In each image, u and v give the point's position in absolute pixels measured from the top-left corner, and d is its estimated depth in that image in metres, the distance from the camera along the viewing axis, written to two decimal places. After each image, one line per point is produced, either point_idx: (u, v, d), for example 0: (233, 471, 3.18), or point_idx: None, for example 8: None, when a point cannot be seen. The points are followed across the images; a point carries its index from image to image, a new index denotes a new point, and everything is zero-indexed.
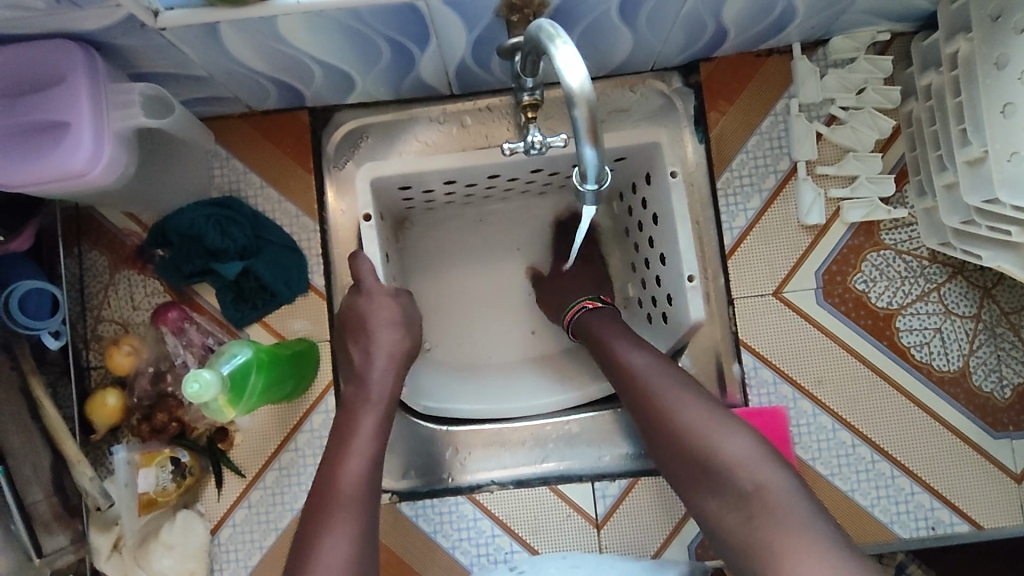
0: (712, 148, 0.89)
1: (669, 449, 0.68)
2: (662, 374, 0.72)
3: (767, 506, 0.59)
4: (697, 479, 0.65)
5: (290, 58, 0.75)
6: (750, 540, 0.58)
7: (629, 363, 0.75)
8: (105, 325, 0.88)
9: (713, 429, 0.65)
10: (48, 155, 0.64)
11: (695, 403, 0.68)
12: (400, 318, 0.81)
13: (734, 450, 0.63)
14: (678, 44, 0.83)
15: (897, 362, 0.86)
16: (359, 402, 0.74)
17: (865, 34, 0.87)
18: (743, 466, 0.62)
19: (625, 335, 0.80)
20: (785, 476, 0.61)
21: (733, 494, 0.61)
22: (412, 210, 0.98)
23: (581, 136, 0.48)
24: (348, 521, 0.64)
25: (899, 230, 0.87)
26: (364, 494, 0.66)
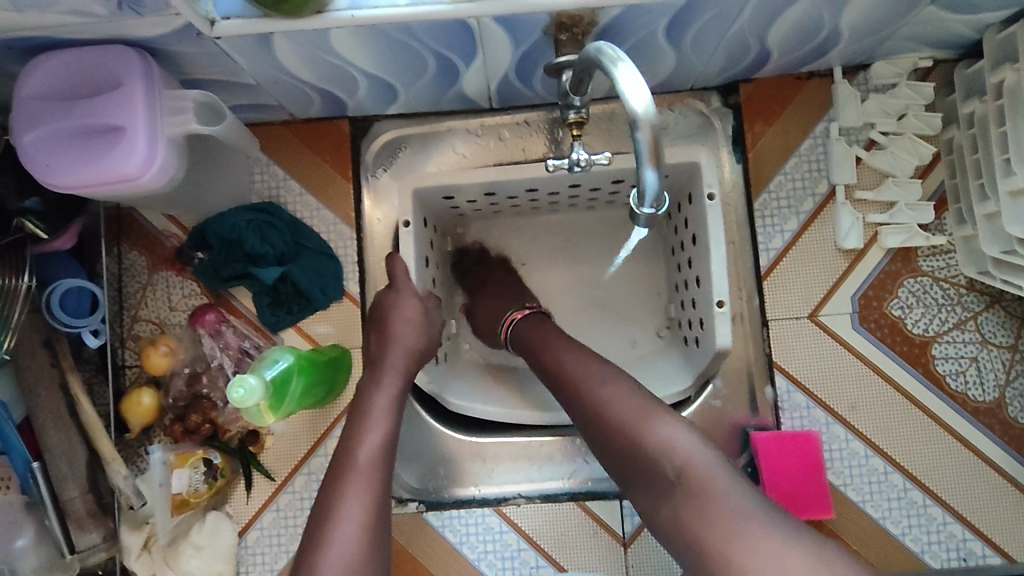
0: (749, 169, 0.89)
1: (600, 443, 0.66)
2: (589, 366, 0.70)
3: (701, 491, 0.56)
4: (632, 470, 0.62)
5: (337, 69, 0.76)
6: (685, 530, 0.56)
7: (559, 360, 0.73)
8: (142, 324, 0.89)
9: (642, 415, 0.63)
10: (102, 158, 0.66)
11: (623, 391, 0.66)
12: (422, 318, 0.83)
13: (665, 435, 0.61)
14: (719, 65, 0.84)
15: (932, 390, 0.85)
16: (375, 382, 0.77)
17: (907, 59, 0.86)
18: (670, 449, 0.60)
19: (557, 332, 0.78)
20: (716, 461, 0.59)
21: (663, 483, 0.59)
22: (462, 216, 0.99)
23: (643, 158, 0.48)
24: (359, 497, 0.65)
25: (937, 257, 0.86)
26: (377, 471, 0.68)
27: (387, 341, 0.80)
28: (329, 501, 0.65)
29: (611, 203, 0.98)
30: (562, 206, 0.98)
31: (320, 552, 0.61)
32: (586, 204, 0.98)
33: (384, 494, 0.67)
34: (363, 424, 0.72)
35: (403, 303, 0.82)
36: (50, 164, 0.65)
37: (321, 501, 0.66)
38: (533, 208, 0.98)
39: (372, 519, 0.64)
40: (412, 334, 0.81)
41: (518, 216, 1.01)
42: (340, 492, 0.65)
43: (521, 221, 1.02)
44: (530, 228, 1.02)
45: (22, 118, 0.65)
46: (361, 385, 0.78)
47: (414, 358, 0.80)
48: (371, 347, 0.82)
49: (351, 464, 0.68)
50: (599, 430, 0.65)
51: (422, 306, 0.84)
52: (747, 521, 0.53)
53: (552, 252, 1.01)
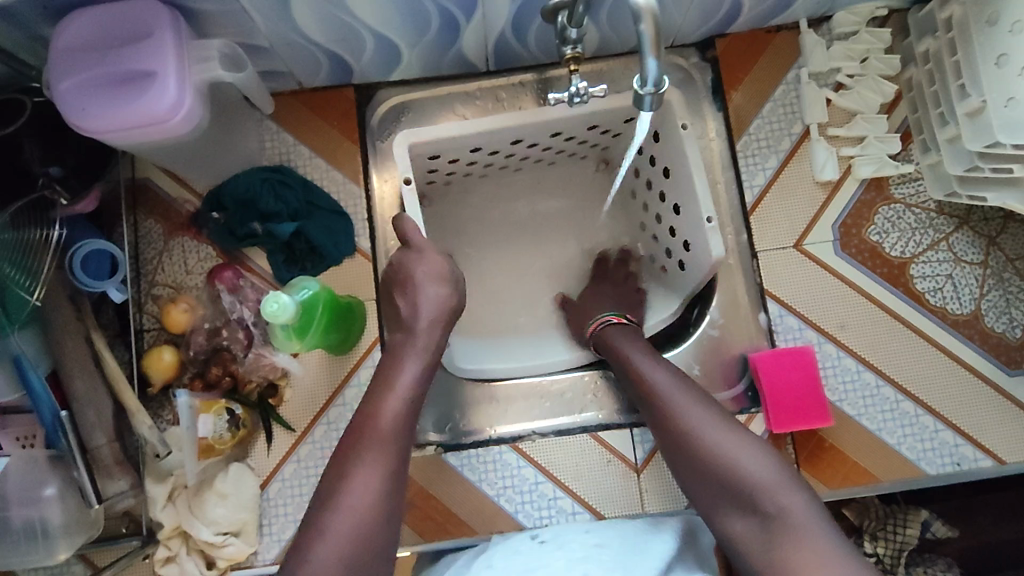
0: (730, 116, 0.96)
1: (691, 468, 0.71)
2: (683, 389, 0.76)
3: (791, 529, 0.63)
4: (715, 496, 0.69)
5: (349, 28, 0.82)
6: (770, 559, 0.63)
7: (649, 378, 0.78)
8: (159, 288, 0.92)
9: (732, 450, 0.69)
10: (137, 100, 0.70)
11: (721, 426, 0.71)
12: (448, 273, 0.83)
13: (757, 471, 0.67)
14: (696, 18, 0.91)
15: (913, 306, 0.91)
16: (407, 343, 0.80)
17: (865, 8, 0.94)
18: (769, 492, 0.66)
19: (646, 351, 0.83)
20: (807, 501, 0.66)
21: (757, 517, 0.65)
22: (433, 185, 1.02)
23: (646, 47, 0.55)
24: (374, 463, 0.71)
25: (907, 185, 0.93)
26: (394, 440, 0.74)
27: (415, 296, 0.82)
28: (346, 463, 0.72)
29: (571, 156, 1.04)
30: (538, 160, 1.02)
31: (329, 511, 0.68)
32: (550, 159, 1.03)
33: (401, 459, 0.73)
34: (387, 389, 0.78)
35: (427, 259, 0.82)
36: (86, 108, 0.69)
37: (340, 460, 0.72)
38: (503, 169, 1.02)
39: (387, 480, 0.71)
40: (440, 292, 0.82)
41: (486, 180, 1.05)
42: (358, 455, 0.71)
43: (496, 183, 1.07)
44: (499, 191, 1.07)
45: (56, 66, 0.69)
46: (395, 346, 0.81)
47: (444, 315, 0.82)
48: (398, 304, 0.83)
49: (370, 428, 0.74)
50: (693, 455, 0.71)
51: (445, 262, 0.84)
52: (833, 564, 0.60)
53: (535, 211, 1.08)
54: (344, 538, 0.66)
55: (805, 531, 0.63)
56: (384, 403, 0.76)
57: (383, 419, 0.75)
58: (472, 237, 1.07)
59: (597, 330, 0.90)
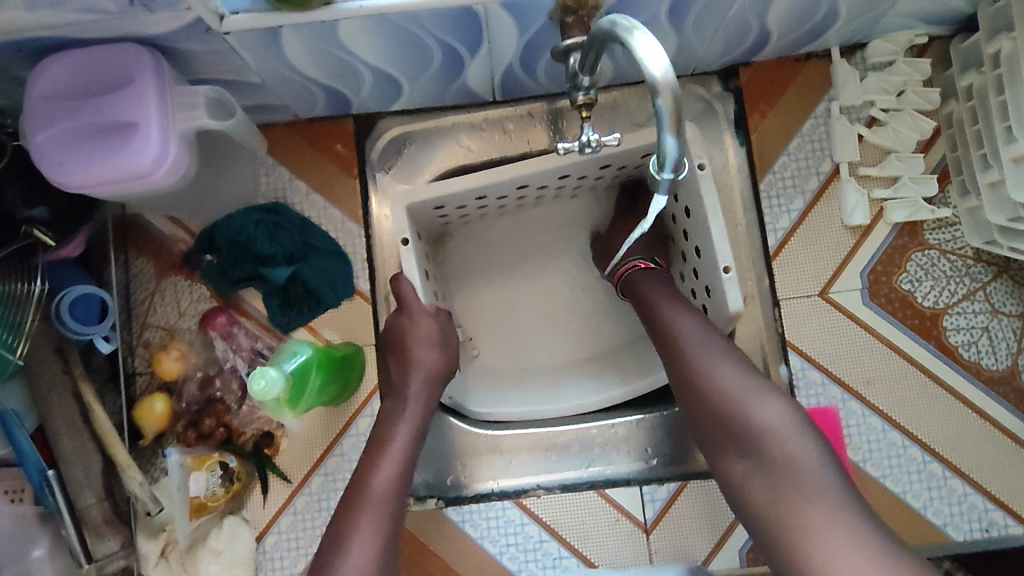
0: (753, 151, 0.90)
1: (703, 414, 0.68)
2: (703, 333, 0.73)
3: (796, 481, 0.60)
4: (722, 439, 0.66)
5: (343, 64, 0.76)
6: (773, 510, 0.60)
7: (671, 322, 0.75)
8: (151, 331, 0.88)
9: (745, 395, 0.66)
10: (116, 155, 0.66)
11: (736, 371, 0.68)
12: (439, 337, 0.83)
13: (768, 418, 0.64)
14: (719, 48, 0.84)
15: (946, 361, 0.85)
16: (396, 409, 0.79)
17: (903, 36, 0.88)
18: (779, 437, 0.63)
19: (670, 294, 0.79)
20: (819, 449, 0.62)
21: (763, 463, 0.62)
22: (449, 225, 0.97)
23: (665, 124, 0.49)
24: (373, 528, 0.66)
25: (943, 230, 0.87)
26: (390, 502, 0.69)
27: (407, 363, 0.81)
28: (343, 530, 0.66)
29: (593, 189, 0.97)
30: (556, 196, 0.96)
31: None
32: (569, 194, 0.97)
33: (396, 522, 0.69)
34: (380, 453, 0.74)
35: (419, 325, 0.82)
36: (63, 163, 0.66)
37: (337, 525, 0.67)
38: (519, 207, 0.97)
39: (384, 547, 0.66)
40: (433, 357, 0.82)
41: (502, 216, 1.00)
42: (353, 519, 0.67)
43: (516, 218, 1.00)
44: (519, 226, 1.00)
45: (32, 116, 0.65)
46: (383, 412, 0.80)
47: (434, 379, 0.81)
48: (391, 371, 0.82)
49: (365, 494, 0.69)
50: (705, 399, 0.68)
51: (437, 323, 0.83)
52: (837, 522, 0.56)
53: (555, 246, 1.00)
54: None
55: (811, 492, 0.59)
56: (378, 467, 0.72)
57: (379, 482, 0.70)
58: (485, 277, 1.00)
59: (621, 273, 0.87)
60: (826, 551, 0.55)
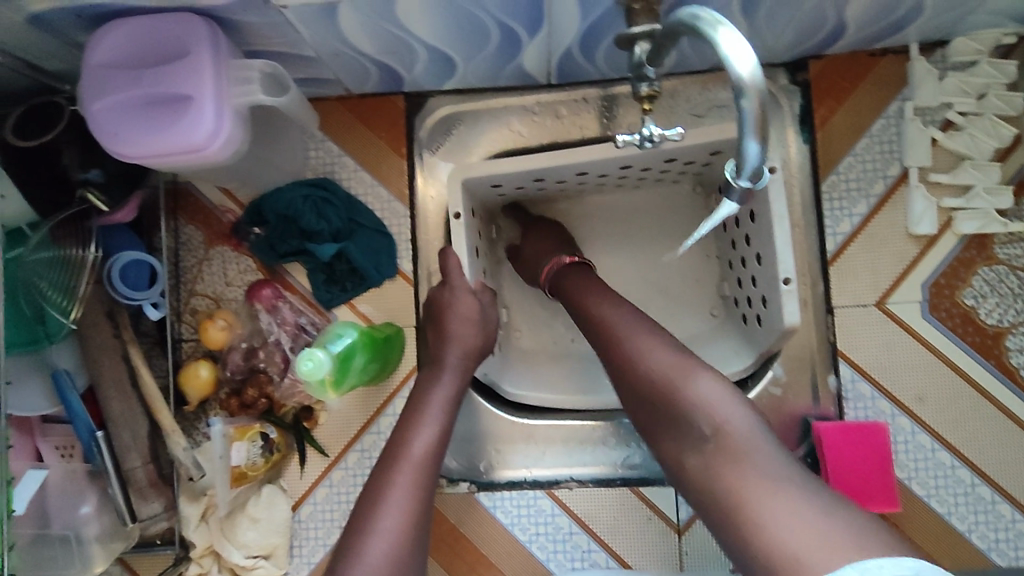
0: (817, 150, 0.86)
1: (634, 396, 0.67)
2: (631, 314, 0.72)
3: (731, 451, 0.58)
4: (654, 417, 0.64)
5: (399, 41, 0.74)
6: (711, 484, 0.58)
7: (595, 309, 0.74)
8: (199, 298, 0.90)
9: (680, 370, 0.64)
10: (172, 127, 0.66)
11: (662, 349, 0.66)
12: (480, 317, 0.83)
13: (703, 393, 0.61)
14: (790, 39, 0.80)
15: (1004, 382, 0.82)
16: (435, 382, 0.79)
17: (989, 36, 0.82)
18: (707, 410, 0.61)
19: (597, 287, 0.78)
20: (747, 418, 0.60)
21: (697, 438, 0.60)
22: (507, 203, 0.97)
23: (748, 128, 0.46)
24: (407, 489, 0.67)
25: (1014, 245, 0.83)
26: (426, 468, 0.70)
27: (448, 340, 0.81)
28: (378, 489, 0.68)
29: (660, 180, 0.94)
30: (615, 186, 0.94)
31: (365, 534, 0.64)
32: (632, 184, 0.94)
33: (430, 489, 0.69)
34: (416, 421, 0.74)
35: (461, 302, 0.82)
36: (118, 134, 0.66)
37: (369, 491, 0.68)
38: (578, 191, 0.95)
39: (418, 512, 0.67)
40: (474, 336, 0.82)
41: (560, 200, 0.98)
42: (389, 480, 0.68)
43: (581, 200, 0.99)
44: (576, 210, 0.99)
45: (91, 85, 0.65)
46: (422, 380, 0.80)
47: (472, 357, 0.81)
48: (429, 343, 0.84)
49: (403, 457, 0.70)
50: (633, 380, 0.67)
51: (478, 303, 0.83)
52: (773, 485, 0.54)
53: (609, 236, 0.98)
54: (379, 559, 0.62)
55: (742, 454, 0.57)
56: (415, 434, 0.72)
57: (417, 447, 0.71)
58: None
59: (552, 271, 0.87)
60: (763, 518, 0.52)
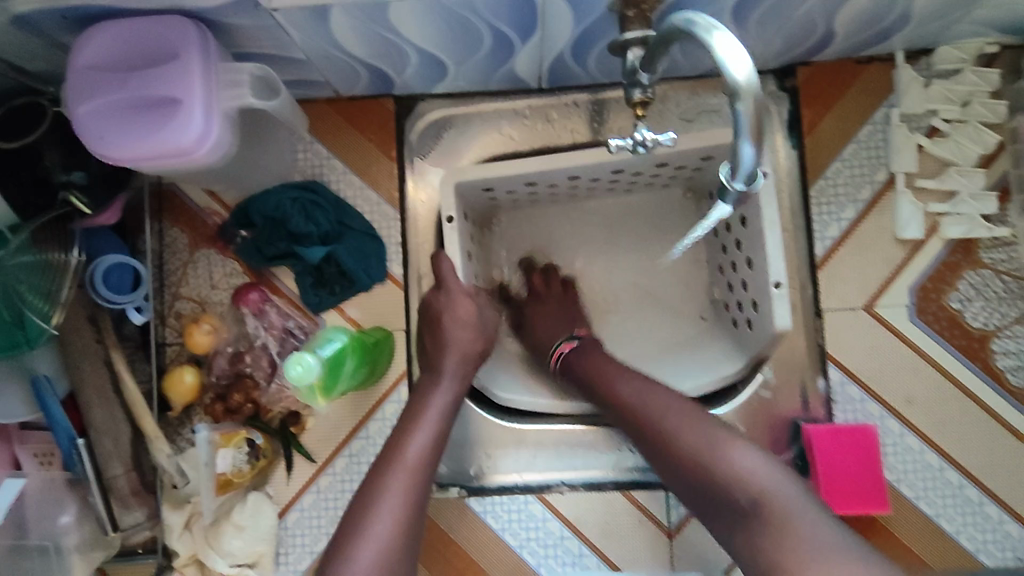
0: (805, 155, 0.87)
1: (673, 476, 0.66)
2: (664, 393, 0.71)
3: (775, 522, 0.56)
4: (696, 495, 0.63)
5: (390, 44, 0.74)
6: (762, 556, 0.56)
7: (616, 390, 0.73)
8: (183, 302, 0.88)
9: (715, 444, 0.63)
10: (159, 130, 0.64)
11: (692, 421, 0.66)
12: (476, 322, 0.82)
13: (739, 463, 0.60)
14: (779, 47, 0.81)
15: (991, 385, 0.83)
16: (431, 386, 0.78)
17: (973, 44, 0.84)
18: (747, 481, 0.60)
19: (612, 365, 0.77)
20: (787, 485, 0.59)
21: (739, 513, 0.59)
22: (497, 206, 0.96)
23: (743, 132, 0.46)
24: (400, 492, 0.67)
25: (999, 249, 0.84)
26: (421, 472, 0.70)
27: (442, 343, 0.81)
28: (371, 493, 0.67)
29: (650, 184, 0.94)
30: (608, 190, 0.94)
31: (355, 537, 0.63)
32: (623, 189, 0.94)
33: (424, 493, 0.69)
34: (411, 426, 0.74)
35: (457, 305, 0.82)
36: (103, 136, 0.64)
37: (362, 494, 0.68)
38: (571, 196, 0.95)
39: (409, 518, 0.66)
40: (468, 339, 0.81)
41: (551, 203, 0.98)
42: (381, 483, 0.68)
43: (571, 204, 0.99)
44: (566, 213, 0.99)
45: (76, 87, 0.63)
46: (419, 385, 0.79)
47: (469, 361, 0.81)
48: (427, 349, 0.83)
49: (398, 461, 0.69)
50: (669, 463, 0.66)
51: (476, 305, 0.83)
52: (825, 556, 0.53)
53: (599, 240, 0.98)
54: (366, 566, 0.62)
55: (786, 521, 0.56)
56: (411, 437, 0.72)
57: (412, 451, 0.71)
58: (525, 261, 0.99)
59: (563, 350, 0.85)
60: None
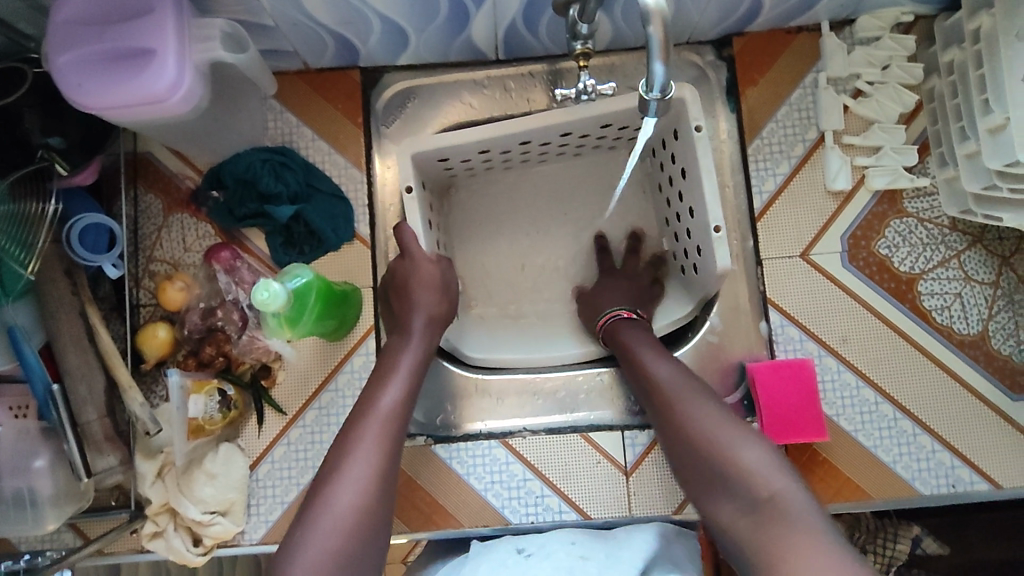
0: (742, 118, 0.94)
1: (683, 456, 0.71)
2: (691, 384, 0.75)
3: (779, 515, 0.62)
4: (703, 479, 0.69)
5: (354, 10, 0.79)
6: (757, 540, 0.62)
7: (650, 370, 0.78)
8: (157, 264, 0.92)
9: (736, 437, 0.68)
10: (136, 78, 0.69)
11: (713, 413, 0.71)
12: (439, 282, 0.87)
13: (754, 460, 0.66)
14: (714, 16, 0.88)
15: (919, 323, 0.89)
16: (399, 343, 0.82)
17: (890, 13, 0.91)
18: (759, 477, 0.65)
19: (647, 344, 0.82)
20: (797, 487, 0.64)
21: (746, 502, 0.65)
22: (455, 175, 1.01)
23: (655, 52, 0.54)
24: (375, 438, 0.71)
25: (921, 199, 0.91)
26: (395, 420, 0.74)
27: (408, 304, 0.84)
28: (346, 440, 0.71)
29: (596, 147, 1.01)
30: (558, 154, 1.01)
31: (334, 482, 0.68)
32: (573, 151, 1.00)
33: (397, 441, 0.73)
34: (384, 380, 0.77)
35: (420, 269, 0.85)
36: (82, 84, 0.68)
37: (339, 441, 0.72)
38: (523, 161, 1.01)
39: (385, 461, 0.70)
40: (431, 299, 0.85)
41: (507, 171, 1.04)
42: (358, 429, 0.72)
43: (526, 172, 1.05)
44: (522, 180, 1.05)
45: (56, 39, 0.68)
46: (387, 347, 0.83)
47: (435, 321, 0.85)
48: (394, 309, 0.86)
49: (369, 410, 0.73)
50: (683, 443, 0.71)
51: (438, 269, 0.87)
52: (820, 548, 0.59)
53: (553, 207, 1.05)
54: (348, 508, 0.66)
55: (789, 515, 0.62)
56: (383, 388, 0.76)
57: (384, 400, 0.75)
58: (485, 227, 1.05)
59: (606, 324, 0.90)
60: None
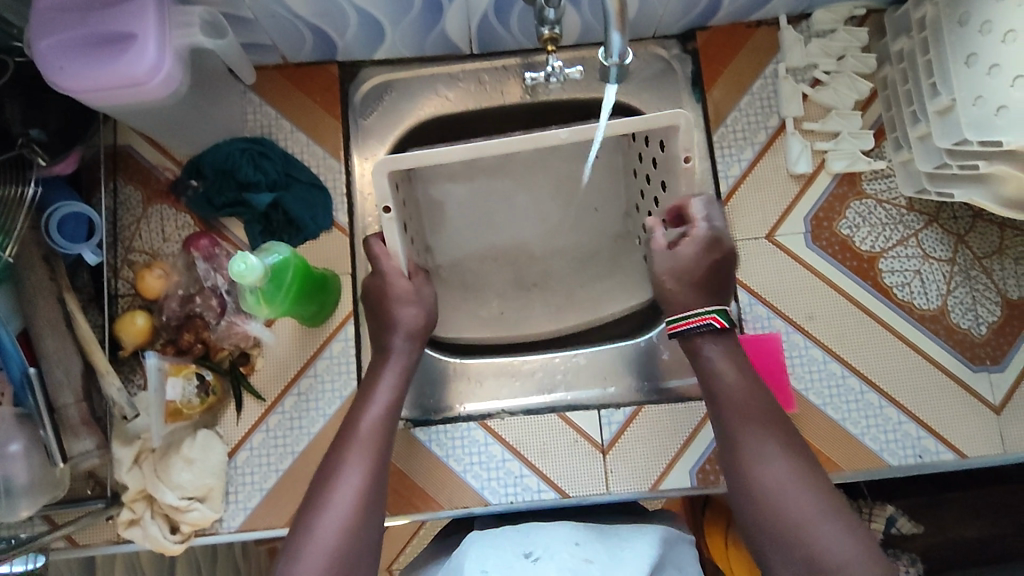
0: (707, 107, 0.98)
1: (755, 518, 0.67)
2: (759, 410, 0.72)
3: None
4: (774, 548, 0.65)
5: (332, 3, 0.82)
6: None
7: (733, 417, 0.72)
8: (136, 254, 0.93)
9: (816, 518, 0.64)
10: (116, 61, 0.71)
11: (796, 486, 0.66)
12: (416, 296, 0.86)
13: (834, 549, 0.62)
14: (677, 10, 0.93)
15: (881, 299, 0.92)
16: (381, 361, 0.83)
17: (843, 7, 0.97)
18: (839, 568, 0.61)
19: (738, 381, 0.75)
20: None
21: None
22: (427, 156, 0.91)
23: (612, 21, 0.57)
24: (359, 465, 0.73)
25: (879, 180, 0.95)
26: (376, 444, 0.75)
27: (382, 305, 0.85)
28: (332, 466, 0.73)
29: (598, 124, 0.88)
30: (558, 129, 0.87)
31: (321, 510, 0.69)
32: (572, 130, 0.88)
33: (382, 465, 0.74)
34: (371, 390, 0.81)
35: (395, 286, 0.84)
36: (64, 68, 0.70)
37: (325, 468, 0.74)
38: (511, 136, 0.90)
39: (370, 485, 0.72)
40: (415, 317, 0.85)
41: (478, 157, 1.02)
42: (342, 456, 0.74)
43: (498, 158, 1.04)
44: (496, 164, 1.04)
45: (39, 26, 0.70)
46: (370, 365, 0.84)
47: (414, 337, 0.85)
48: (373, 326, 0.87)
49: (354, 436, 0.75)
50: (758, 507, 0.67)
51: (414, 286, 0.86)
52: None
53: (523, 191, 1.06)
54: (333, 537, 0.67)
55: None
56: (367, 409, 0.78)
57: (365, 422, 0.77)
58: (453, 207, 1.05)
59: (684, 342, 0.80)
60: None
